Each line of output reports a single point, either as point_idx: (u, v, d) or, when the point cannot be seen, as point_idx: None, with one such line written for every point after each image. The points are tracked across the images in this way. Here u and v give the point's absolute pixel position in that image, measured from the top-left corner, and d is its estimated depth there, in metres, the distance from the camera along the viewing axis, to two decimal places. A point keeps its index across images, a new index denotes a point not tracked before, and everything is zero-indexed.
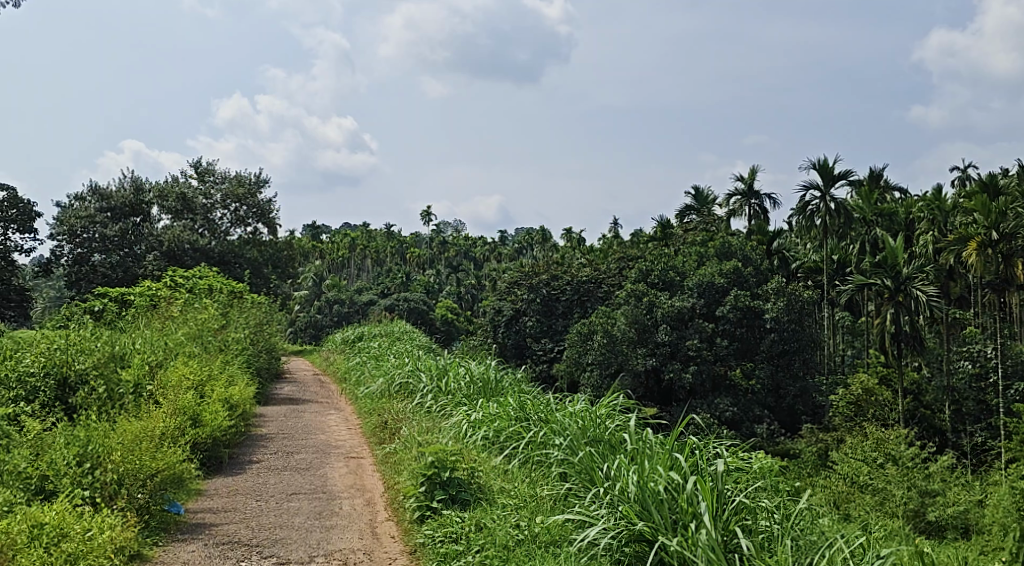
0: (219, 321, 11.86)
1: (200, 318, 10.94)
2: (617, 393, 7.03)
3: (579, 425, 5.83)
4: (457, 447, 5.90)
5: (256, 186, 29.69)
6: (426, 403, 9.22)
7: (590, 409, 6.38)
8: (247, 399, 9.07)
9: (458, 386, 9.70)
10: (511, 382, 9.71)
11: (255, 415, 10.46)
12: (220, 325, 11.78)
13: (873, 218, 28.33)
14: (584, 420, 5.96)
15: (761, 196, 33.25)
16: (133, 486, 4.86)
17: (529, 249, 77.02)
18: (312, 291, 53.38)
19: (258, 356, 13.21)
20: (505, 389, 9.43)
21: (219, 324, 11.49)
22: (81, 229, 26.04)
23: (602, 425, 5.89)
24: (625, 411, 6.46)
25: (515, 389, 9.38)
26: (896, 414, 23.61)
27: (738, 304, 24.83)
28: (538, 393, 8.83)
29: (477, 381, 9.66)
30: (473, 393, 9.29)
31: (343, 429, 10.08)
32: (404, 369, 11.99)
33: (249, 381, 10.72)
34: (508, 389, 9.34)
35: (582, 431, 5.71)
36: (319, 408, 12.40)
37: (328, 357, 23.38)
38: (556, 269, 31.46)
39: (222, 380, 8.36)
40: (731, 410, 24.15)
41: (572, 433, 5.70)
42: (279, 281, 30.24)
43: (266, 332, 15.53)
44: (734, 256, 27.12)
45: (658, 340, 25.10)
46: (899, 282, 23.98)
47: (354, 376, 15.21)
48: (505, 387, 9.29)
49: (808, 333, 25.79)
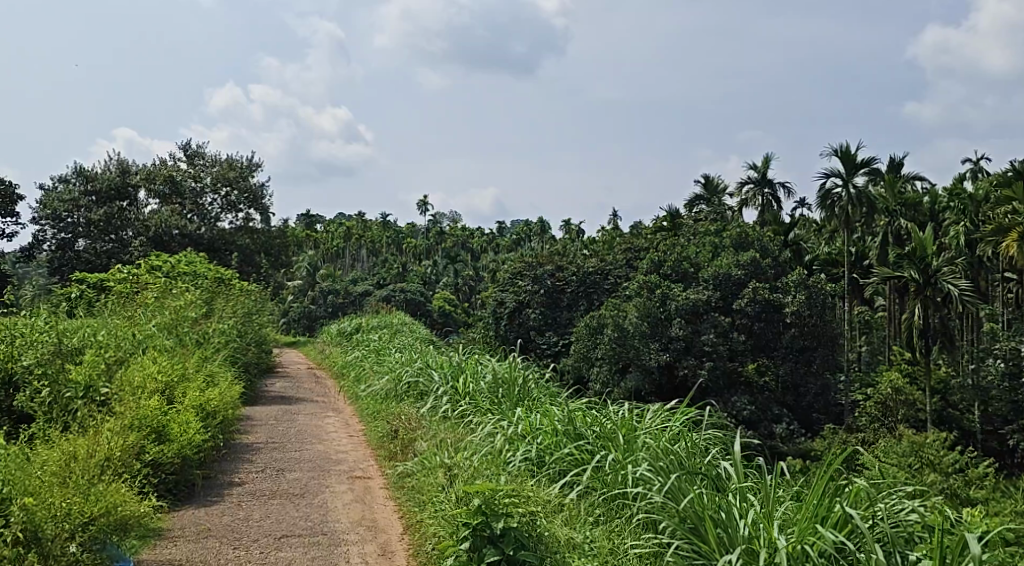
0: (200, 311, 10.41)
1: (177, 306, 9.48)
2: (690, 407, 5.68)
3: (668, 452, 4.48)
4: (502, 479, 4.47)
5: (248, 170, 28.20)
6: (446, 409, 7.87)
7: (671, 433, 4.99)
8: (230, 403, 7.66)
9: (480, 391, 8.32)
10: (538, 385, 8.42)
11: (240, 420, 9.03)
12: (202, 314, 10.31)
13: (896, 207, 26.45)
14: (670, 448, 4.60)
15: (775, 185, 31.77)
16: (55, 539, 3.45)
17: (527, 240, 75.82)
18: (306, 280, 51.85)
19: (246, 350, 11.78)
20: (536, 397, 8.04)
21: (200, 314, 10.03)
22: (64, 214, 24.52)
23: (694, 455, 4.53)
24: (706, 432, 5.08)
25: (548, 397, 8.00)
26: (925, 415, 22.00)
27: (756, 297, 23.55)
28: (576, 399, 7.50)
29: (501, 383, 8.37)
30: (497, 397, 7.92)
31: (344, 436, 8.67)
32: (411, 366, 10.59)
33: (234, 380, 9.30)
34: (536, 394, 8.03)
35: (674, 463, 4.35)
36: (313, 409, 11.04)
37: (323, 350, 21.92)
38: (562, 260, 30.03)
39: (199, 378, 6.96)
40: (749, 408, 22.67)
41: (661, 468, 4.27)
42: (271, 270, 28.75)
43: (256, 322, 14.05)
44: (752, 246, 25.69)
45: (672, 334, 23.70)
46: (929, 275, 22.47)
47: (353, 373, 13.74)
48: (533, 393, 7.99)
49: (830, 328, 24.21)
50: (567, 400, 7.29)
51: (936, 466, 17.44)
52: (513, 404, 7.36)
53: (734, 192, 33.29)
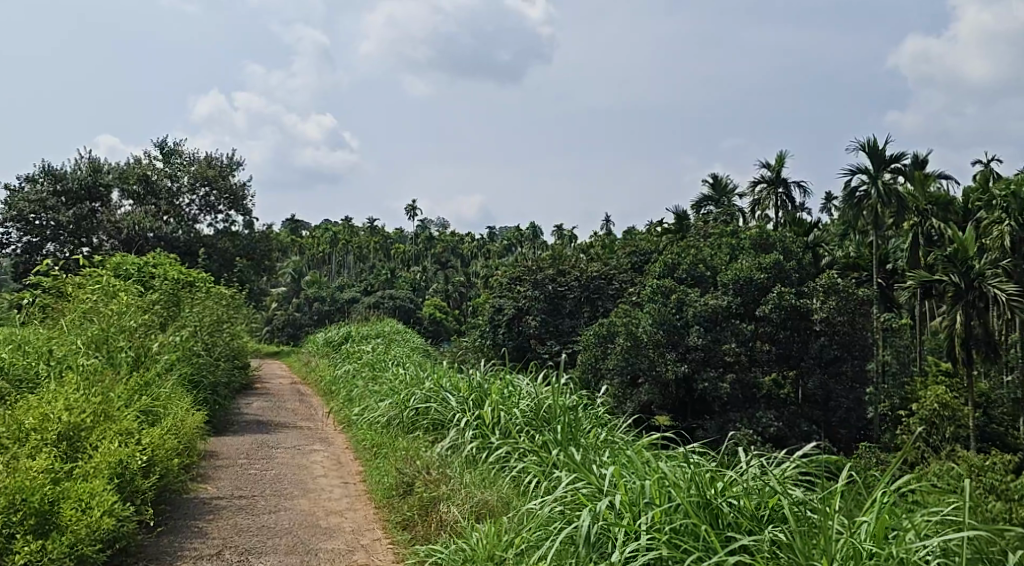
0: (152, 320, 8.32)
1: (124, 307, 7.40)
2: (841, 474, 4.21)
3: None
4: None
5: (228, 168, 26.10)
6: (484, 457, 6.05)
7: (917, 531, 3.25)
8: (178, 447, 5.62)
9: (519, 429, 6.42)
10: (591, 421, 6.53)
11: (200, 462, 6.97)
12: (153, 324, 8.21)
13: (927, 207, 24.77)
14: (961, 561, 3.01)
15: (790, 185, 29.84)
16: None
17: (518, 246, 74.12)
18: (291, 287, 49.74)
19: (214, 367, 9.67)
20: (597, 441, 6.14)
21: (150, 323, 7.91)
22: (31, 215, 22.29)
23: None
24: (921, 505, 3.58)
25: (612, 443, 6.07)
26: (969, 432, 20.19)
27: (782, 303, 21.57)
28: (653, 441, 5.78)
29: (545, 417, 6.53)
30: (546, 437, 6.01)
31: (336, 484, 6.62)
32: (416, 384, 8.59)
33: (191, 410, 7.24)
34: (591, 434, 6.15)
35: None
36: (295, 440, 8.98)
37: (307, 362, 19.82)
38: (563, 264, 27.89)
39: (130, 413, 4.95)
40: (776, 425, 20.82)
41: None
42: (253, 276, 26.63)
43: (228, 333, 11.91)
44: (774, 248, 23.62)
45: (689, 344, 21.72)
46: (971, 280, 20.97)
47: (343, 392, 11.66)
48: (587, 433, 6.09)
49: (863, 337, 22.32)
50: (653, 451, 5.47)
51: (999, 490, 15.62)
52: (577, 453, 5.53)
53: (745, 192, 31.35)
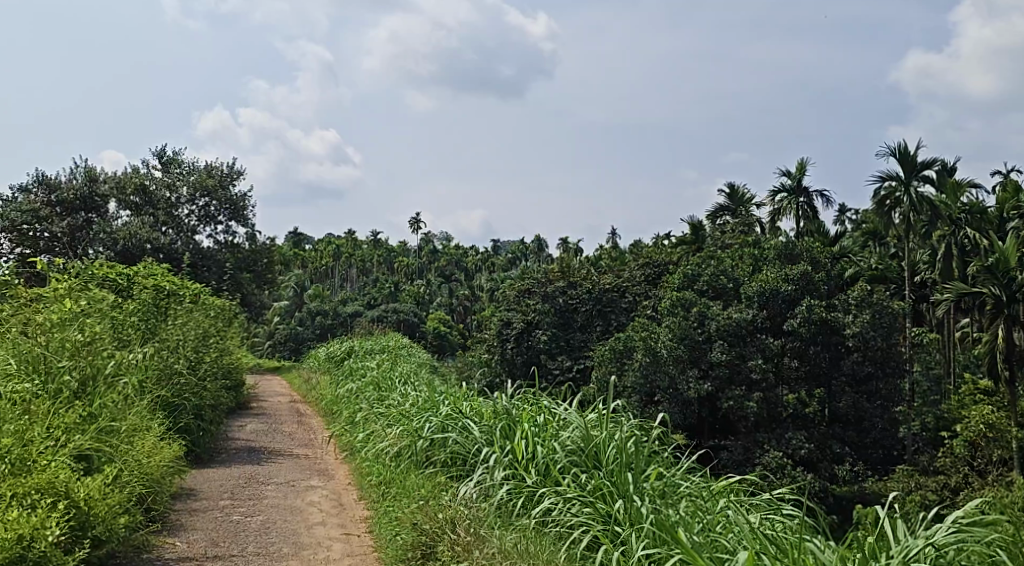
0: (116, 334, 7.02)
1: (80, 311, 6.13)
2: None
3: None
4: None
5: (229, 178, 24.95)
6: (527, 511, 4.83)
7: None
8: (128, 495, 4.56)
9: (568, 475, 5.19)
10: (655, 462, 5.30)
11: (170, 508, 5.72)
12: (116, 338, 6.91)
13: (960, 216, 23.59)
14: None
15: (811, 194, 28.65)
16: None
17: (523, 259, 73.13)
18: (293, 301, 48.65)
19: (199, 387, 8.40)
20: (664, 493, 4.91)
21: (112, 335, 6.62)
22: (24, 226, 21.18)
23: None
24: None
25: (684, 497, 4.83)
26: (1013, 454, 18.97)
27: (812, 317, 20.34)
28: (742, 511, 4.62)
29: (601, 456, 5.29)
30: (605, 489, 4.80)
31: (337, 537, 5.35)
32: (430, 409, 7.31)
33: (159, 444, 5.97)
34: (658, 484, 4.93)
35: None
36: (289, 473, 7.70)
37: (309, 378, 18.58)
38: (576, 276, 26.61)
39: (51, 467, 3.90)
40: (808, 447, 19.56)
41: None
42: (253, 289, 25.38)
43: (219, 350, 10.68)
44: (801, 259, 22.37)
45: (712, 360, 20.47)
46: (1011, 292, 20.02)
47: (345, 414, 10.41)
48: (648, 486, 4.84)
49: (896, 352, 21.06)
50: (744, 517, 4.30)
51: None
52: (643, 512, 4.37)
53: (763, 202, 30.14)
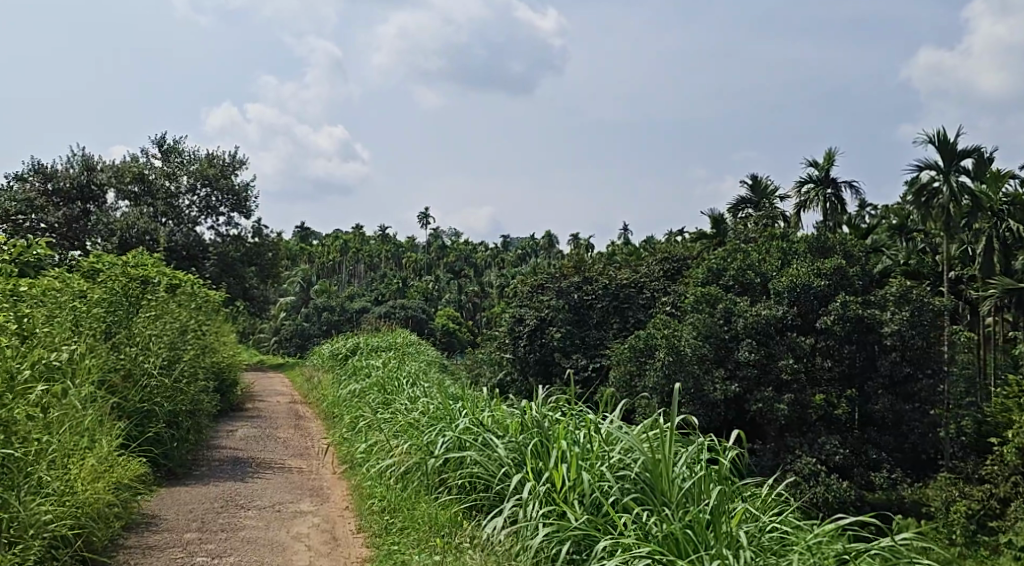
0: (60, 329, 5.79)
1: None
2: None
3: None
4: None
5: (232, 167, 23.78)
6: None
7: None
8: None
9: (627, 517, 4.03)
10: (741, 502, 4.17)
11: (105, 550, 4.48)
12: (56, 332, 5.67)
13: (1002, 207, 22.25)
14: None
15: (839, 185, 27.30)
16: None
17: (534, 255, 71.94)
18: (300, 297, 47.54)
19: (172, 391, 7.14)
20: (758, 550, 3.84)
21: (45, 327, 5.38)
22: (19, 216, 20.06)
23: None
24: None
25: (793, 554, 3.79)
26: None
27: (847, 313, 19.03)
28: None
29: (672, 490, 4.14)
30: (691, 547, 3.69)
31: None
32: (441, 422, 6.06)
33: (92, 467, 4.73)
34: (753, 538, 3.82)
35: None
36: (276, 492, 6.48)
37: (311, 377, 17.37)
38: (592, 270, 25.32)
39: None
40: (843, 453, 18.17)
41: None
42: (256, 282, 24.18)
43: (205, 350, 9.45)
44: (834, 252, 21.09)
45: (739, 360, 19.19)
46: None
47: (345, 420, 9.18)
48: (748, 539, 3.76)
49: (937, 352, 19.74)
50: None
51: None
52: None
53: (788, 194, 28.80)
